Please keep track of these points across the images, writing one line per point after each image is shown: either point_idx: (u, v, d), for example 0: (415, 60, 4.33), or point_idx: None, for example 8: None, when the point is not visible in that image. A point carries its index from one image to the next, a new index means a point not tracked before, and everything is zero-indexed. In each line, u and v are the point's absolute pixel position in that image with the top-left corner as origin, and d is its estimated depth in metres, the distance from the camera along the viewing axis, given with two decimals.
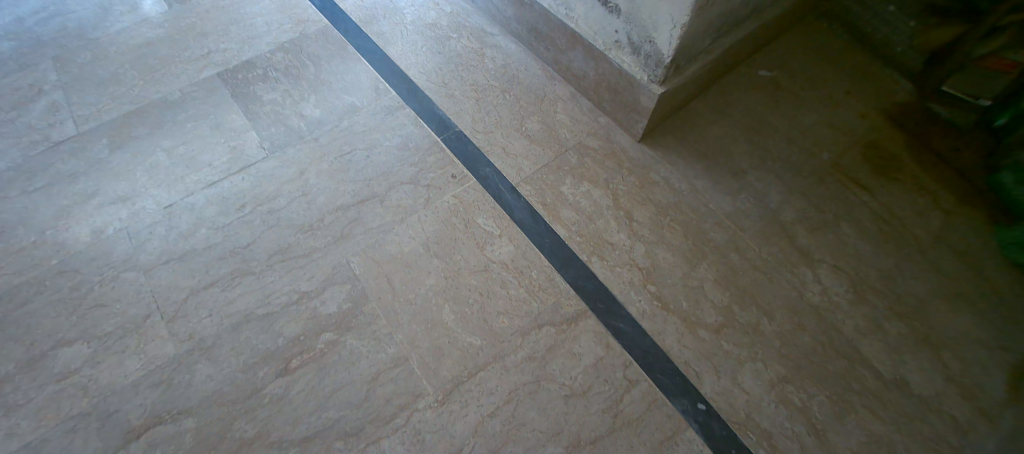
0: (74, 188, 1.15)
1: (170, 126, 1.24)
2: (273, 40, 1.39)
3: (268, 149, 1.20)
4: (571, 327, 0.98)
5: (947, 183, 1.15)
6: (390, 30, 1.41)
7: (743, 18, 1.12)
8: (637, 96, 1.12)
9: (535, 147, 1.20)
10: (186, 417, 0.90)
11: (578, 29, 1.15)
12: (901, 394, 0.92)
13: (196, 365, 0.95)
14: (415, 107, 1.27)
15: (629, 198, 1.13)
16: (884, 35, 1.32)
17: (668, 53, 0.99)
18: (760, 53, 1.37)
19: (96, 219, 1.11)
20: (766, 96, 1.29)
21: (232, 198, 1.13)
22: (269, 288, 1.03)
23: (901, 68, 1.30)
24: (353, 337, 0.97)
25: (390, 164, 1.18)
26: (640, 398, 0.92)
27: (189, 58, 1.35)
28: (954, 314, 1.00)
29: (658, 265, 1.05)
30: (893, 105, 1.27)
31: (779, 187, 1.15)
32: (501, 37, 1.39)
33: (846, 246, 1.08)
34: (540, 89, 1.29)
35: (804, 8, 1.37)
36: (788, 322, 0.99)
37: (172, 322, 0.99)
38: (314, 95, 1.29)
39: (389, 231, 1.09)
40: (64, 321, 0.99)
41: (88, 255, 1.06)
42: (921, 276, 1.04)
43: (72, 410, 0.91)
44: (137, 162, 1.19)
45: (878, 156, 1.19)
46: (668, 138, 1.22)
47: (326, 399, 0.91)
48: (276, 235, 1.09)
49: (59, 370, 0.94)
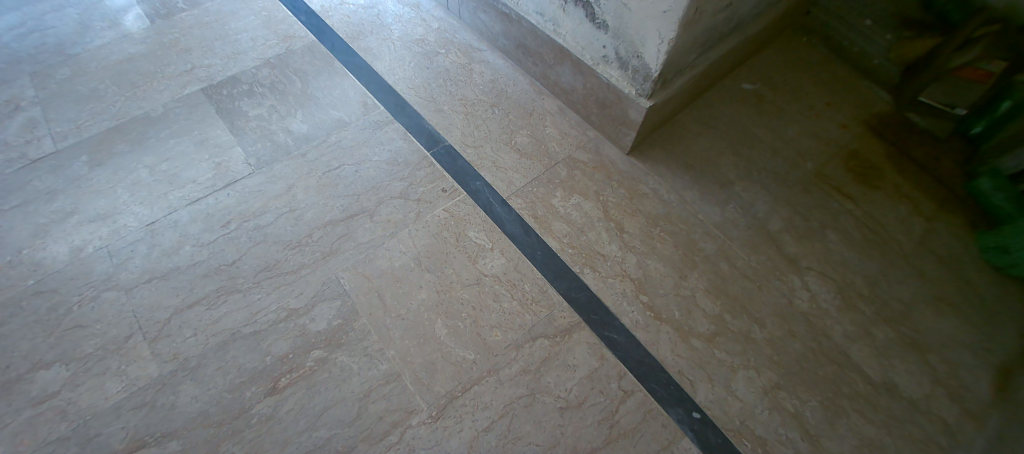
0: (52, 206, 1.11)
1: (153, 142, 1.22)
2: (259, 56, 1.39)
3: (254, 165, 1.19)
4: (565, 339, 0.98)
5: (927, 190, 1.19)
6: (378, 46, 1.42)
7: (725, 34, 1.16)
8: (625, 109, 1.15)
9: (525, 160, 1.21)
10: (171, 440, 0.86)
11: (566, 45, 1.17)
12: (890, 397, 0.94)
13: (180, 386, 0.91)
14: (404, 121, 1.27)
15: (619, 210, 1.15)
16: (861, 48, 1.37)
17: (656, 67, 1.01)
18: (743, 67, 1.41)
19: (75, 238, 1.07)
20: (749, 108, 1.33)
21: (218, 215, 1.11)
22: (257, 306, 1.00)
23: (879, 80, 1.36)
24: (343, 354, 0.96)
25: (379, 178, 1.18)
26: (636, 409, 0.91)
27: (173, 73, 1.34)
28: (937, 317, 1.02)
29: (649, 275, 1.06)
30: (873, 116, 1.32)
31: (765, 197, 1.18)
32: (489, 52, 1.41)
33: (831, 253, 1.10)
34: (528, 103, 1.31)
35: (784, 23, 1.42)
36: (778, 329, 1.01)
37: (155, 342, 0.96)
38: (301, 110, 1.28)
39: (380, 246, 1.08)
40: (41, 343, 0.95)
41: (66, 274, 1.03)
42: (904, 281, 1.07)
43: (48, 436, 0.86)
44: (118, 178, 1.16)
45: (860, 164, 1.23)
46: (656, 151, 1.24)
47: (317, 418, 0.89)
48: (264, 252, 1.07)
49: (35, 395, 0.90)
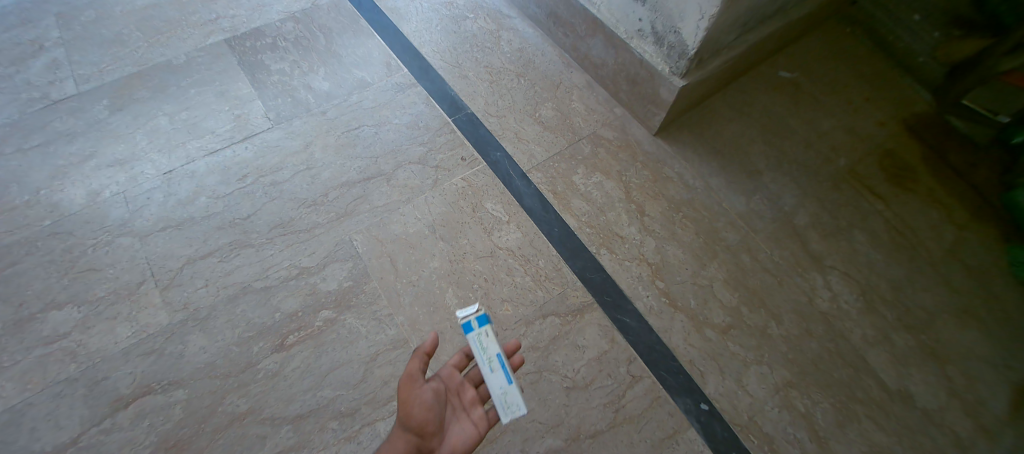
0: (71, 148, 1.11)
1: (174, 91, 1.20)
2: (284, 9, 1.35)
3: (273, 120, 1.17)
4: (576, 318, 0.96)
5: (960, 198, 1.13)
6: (405, 6, 1.37)
7: (769, 14, 1.09)
8: (656, 88, 1.10)
9: (548, 134, 1.18)
10: (177, 388, 0.87)
11: (600, 15, 1.12)
12: (904, 406, 0.91)
13: (189, 336, 0.92)
14: (427, 86, 1.24)
15: (642, 192, 1.11)
16: (907, 43, 1.29)
17: (693, 45, 0.96)
18: (782, 53, 1.34)
19: (93, 181, 1.07)
20: (785, 97, 1.27)
21: (235, 168, 1.10)
22: (269, 261, 1.00)
23: (922, 78, 1.28)
24: (352, 316, 0.95)
25: (399, 142, 1.15)
26: (643, 395, 0.90)
27: (197, 22, 1.32)
28: (962, 329, 0.98)
29: (667, 260, 1.03)
30: (911, 115, 1.24)
31: (794, 190, 1.13)
32: (519, 20, 1.36)
33: (858, 254, 1.06)
34: (556, 76, 1.27)
35: (828, 10, 1.34)
36: (796, 327, 0.98)
37: (166, 290, 0.96)
38: (323, 67, 1.25)
39: (395, 211, 1.06)
40: (55, 283, 0.96)
41: (82, 218, 1.03)
42: (932, 288, 1.02)
43: (59, 374, 0.88)
44: (138, 125, 1.15)
45: (894, 164, 1.17)
46: (684, 134, 1.20)
47: (321, 378, 0.89)
48: (278, 208, 1.06)
49: (48, 334, 0.91)
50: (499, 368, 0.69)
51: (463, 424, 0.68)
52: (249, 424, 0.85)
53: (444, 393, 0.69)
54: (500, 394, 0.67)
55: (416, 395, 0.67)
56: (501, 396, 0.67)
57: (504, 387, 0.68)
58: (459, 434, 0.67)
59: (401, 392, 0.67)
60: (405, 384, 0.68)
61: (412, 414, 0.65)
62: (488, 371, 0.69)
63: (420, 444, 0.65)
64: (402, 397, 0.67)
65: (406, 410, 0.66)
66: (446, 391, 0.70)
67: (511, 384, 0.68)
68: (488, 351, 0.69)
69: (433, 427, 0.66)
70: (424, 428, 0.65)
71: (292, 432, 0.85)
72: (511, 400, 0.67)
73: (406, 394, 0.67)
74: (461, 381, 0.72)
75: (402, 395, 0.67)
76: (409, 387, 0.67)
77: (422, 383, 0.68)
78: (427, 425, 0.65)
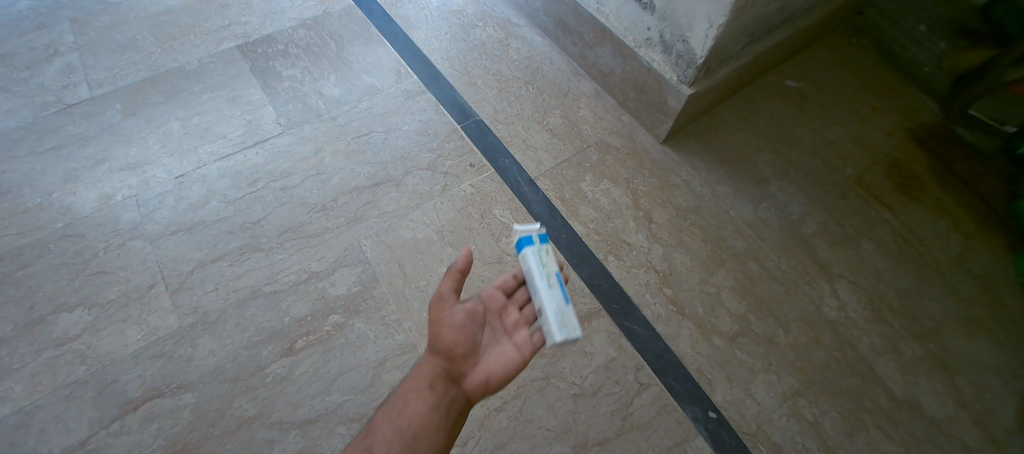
0: (85, 151, 1.13)
1: (186, 96, 1.22)
2: (295, 16, 1.37)
3: (284, 126, 1.18)
4: (584, 325, 0.97)
5: (968, 207, 1.13)
6: (415, 14, 1.39)
7: (777, 24, 1.10)
8: (664, 96, 1.11)
9: (556, 142, 1.18)
10: (185, 392, 0.87)
11: (609, 24, 1.13)
12: (912, 415, 0.91)
13: (198, 339, 0.92)
14: (436, 93, 1.25)
15: (649, 200, 1.11)
16: (913, 54, 1.30)
17: (702, 53, 0.97)
18: (788, 63, 1.34)
19: (105, 185, 1.09)
20: (792, 106, 1.27)
21: (245, 173, 1.11)
22: (278, 265, 1.00)
23: (928, 88, 1.29)
24: (361, 321, 0.95)
25: (408, 148, 1.16)
26: (650, 402, 0.90)
27: (210, 28, 1.33)
28: (969, 338, 0.98)
29: (675, 268, 1.04)
30: (919, 124, 1.25)
31: (801, 198, 1.14)
32: (527, 29, 1.37)
33: (865, 263, 1.06)
34: (563, 83, 1.28)
35: (835, 20, 1.34)
36: (803, 335, 0.98)
37: (176, 293, 0.97)
38: (334, 74, 1.27)
39: (404, 216, 1.07)
40: (67, 286, 0.97)
41: (94, 221, 1.04)
42: (939, 297, 1.02)
43: (69, 377, 0.88)
44: (150, 129, 1.16)
45: (901, 174, 1.18)
46: (691, 142, 1.20)
47: (330, 383, 0.89)
48: (288, 213, 1.07)
49: (58, 336, 0.92)
50: (557, 286, 0.73)
51: (495, 350, 0.73)
52: (257, 427, 0.85)
53: (475, 316, 0.74)
54: (557, 312, 0.71)
55: (447, 317, 0.71)
56: (557, 313, 0.70)
57: (560, 307, 0.71)
58: (493, 356, 0.72)
59: (433, 314, 0.73)
60: (437, 307, 0.73)
61: (442, 336, 0.71)
62: (547, 289, 0.73)
63: (452, 366, 0.71)
64: (434, 319, 0.72)
65: (437, 333, 0.71)
66: (478, 316, 0.75)
67: (566, 305, 0.73)
68: (549, 268, 0.74)
69: (463, 349, 0.71)
70: (453, 350, 0.71)
71: (300, 436, 0.85)
72: (566, 318, 0.71)
73: (438, 316, 0.72)
74: (499, 305, 0.78)
75: (434, 317, 0.72)
76: (440, 309, 0.72)
77: (453, 305, 0.73)
78: (455, 347, 0.71)
